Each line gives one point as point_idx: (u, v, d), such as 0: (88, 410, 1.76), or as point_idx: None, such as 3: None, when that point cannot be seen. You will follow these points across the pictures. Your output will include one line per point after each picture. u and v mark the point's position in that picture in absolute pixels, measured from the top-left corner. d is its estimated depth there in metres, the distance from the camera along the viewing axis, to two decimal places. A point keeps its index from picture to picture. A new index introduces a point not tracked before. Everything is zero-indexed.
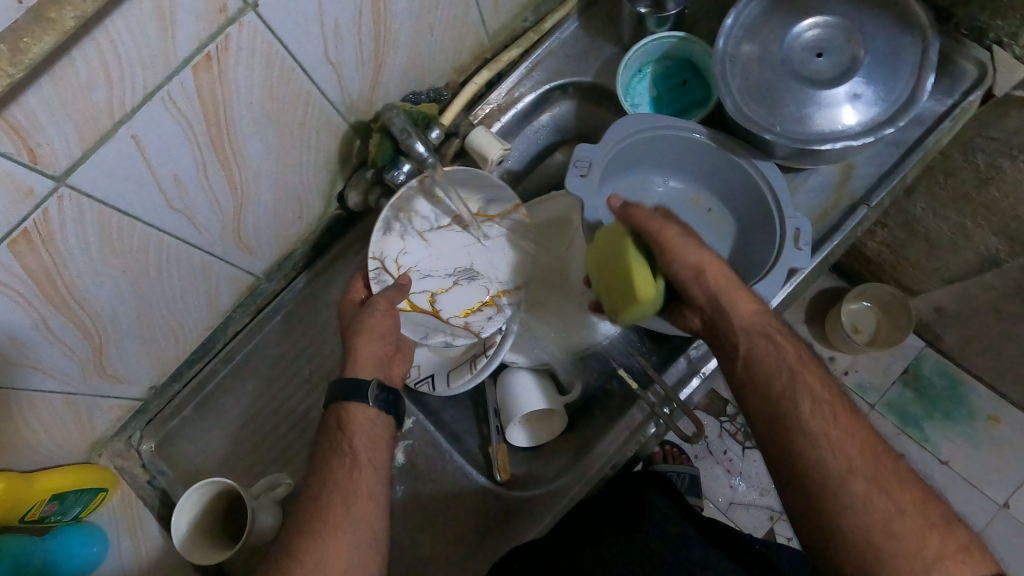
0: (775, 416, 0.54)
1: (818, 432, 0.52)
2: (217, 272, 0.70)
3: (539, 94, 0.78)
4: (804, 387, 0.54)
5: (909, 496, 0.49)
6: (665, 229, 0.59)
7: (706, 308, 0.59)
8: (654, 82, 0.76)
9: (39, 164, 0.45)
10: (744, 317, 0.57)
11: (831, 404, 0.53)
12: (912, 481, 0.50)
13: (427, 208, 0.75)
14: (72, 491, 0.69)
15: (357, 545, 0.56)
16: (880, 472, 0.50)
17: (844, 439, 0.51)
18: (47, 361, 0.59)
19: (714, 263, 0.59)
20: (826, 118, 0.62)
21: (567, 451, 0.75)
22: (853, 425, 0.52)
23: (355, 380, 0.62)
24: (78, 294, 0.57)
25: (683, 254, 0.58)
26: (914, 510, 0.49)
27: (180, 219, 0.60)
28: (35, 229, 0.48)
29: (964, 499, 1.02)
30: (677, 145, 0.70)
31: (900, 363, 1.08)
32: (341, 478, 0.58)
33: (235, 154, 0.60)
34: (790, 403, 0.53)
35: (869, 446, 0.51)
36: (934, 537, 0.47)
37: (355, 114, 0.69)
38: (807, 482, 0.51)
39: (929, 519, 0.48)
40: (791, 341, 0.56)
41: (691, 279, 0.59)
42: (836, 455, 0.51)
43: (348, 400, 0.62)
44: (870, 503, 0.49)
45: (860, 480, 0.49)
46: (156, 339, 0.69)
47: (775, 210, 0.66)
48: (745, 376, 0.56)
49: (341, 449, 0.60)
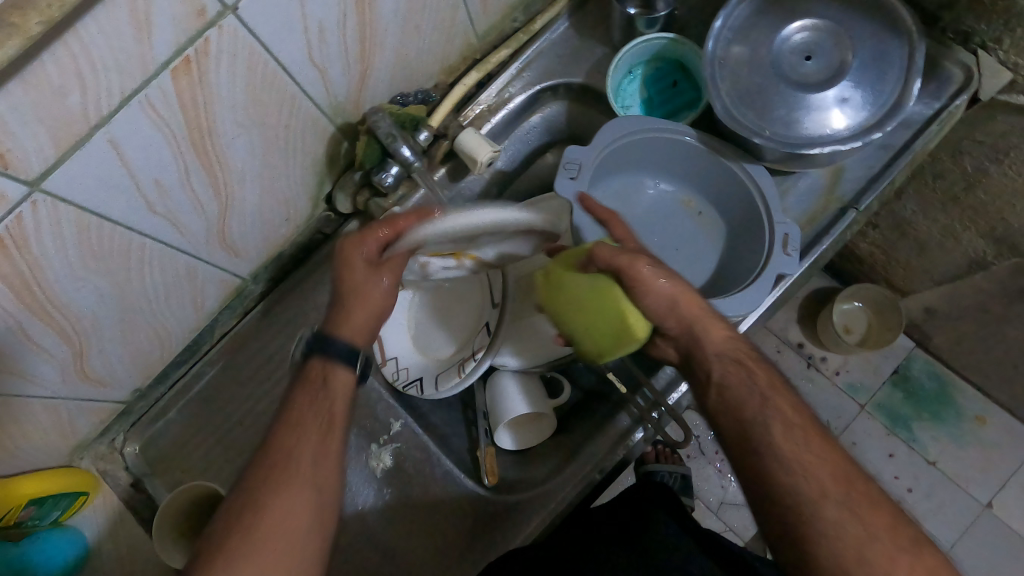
0: (750, 441, 0.52)
1: (790, 457, 0.50)
2: (203, 275, 0.69)
3: (529, 96, 0.77)
4: (778, 410, 0.52)
5: (880, 519, 0.48)
6: (636, 262, 0.56)
7: (679, 335, 0.57)
8: (644, 83, 0.75)
9: (10, 169, 0.44)
10: (715, 342, 0.56)
11: (803, 428, 0.51)
12: (884, 504, 0.49)
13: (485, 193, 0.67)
14: (51, 496, 0.69)
15: (320, 508, 0.51)
16: (851, 497, 0.48)
17: (816, 463, 0.49)
18: (25, 367, 0.58)
19: (688, 295, 0.57)
20: (815, 122, 0.62)
21: (555, 456, 0.75)
22: (825, 449, 0.51)
23: (337, 338, 0.57)
24: (57, 299, 0.56)
25: (655, 285, 0.56)
26: (887, 535, 0.47)
27: (162, 222, 0.59)
28: (8, 235, 0.47)
29: (949, 499, 1.03)
30: (668, 148, 0.70)
31: (890, 363, 1.08)
32: (313, 428, 0.53)
33: (218, 157, 0.59)
34: (763, 428, 0.51)
35: (842, 470, 0.50)
36: (902, 560, 0.46)
37: (341, 116, 0.68)
38: (779, 509, 0.49)
39: (901, 543, 0.47)
40: (761, 365, 0.55)
41: (666, 311, 0.57)
42: (809, 481, 0.49)
43: (331, 358, 0.56)
44: (843, 530, 0.47)
45: (833, 506, 0.48)
46: (139, 342, 0.68)
47: (764, 215, 0.65)
48: (719, 404, 0.55)
49: (315, 394, 0.55)
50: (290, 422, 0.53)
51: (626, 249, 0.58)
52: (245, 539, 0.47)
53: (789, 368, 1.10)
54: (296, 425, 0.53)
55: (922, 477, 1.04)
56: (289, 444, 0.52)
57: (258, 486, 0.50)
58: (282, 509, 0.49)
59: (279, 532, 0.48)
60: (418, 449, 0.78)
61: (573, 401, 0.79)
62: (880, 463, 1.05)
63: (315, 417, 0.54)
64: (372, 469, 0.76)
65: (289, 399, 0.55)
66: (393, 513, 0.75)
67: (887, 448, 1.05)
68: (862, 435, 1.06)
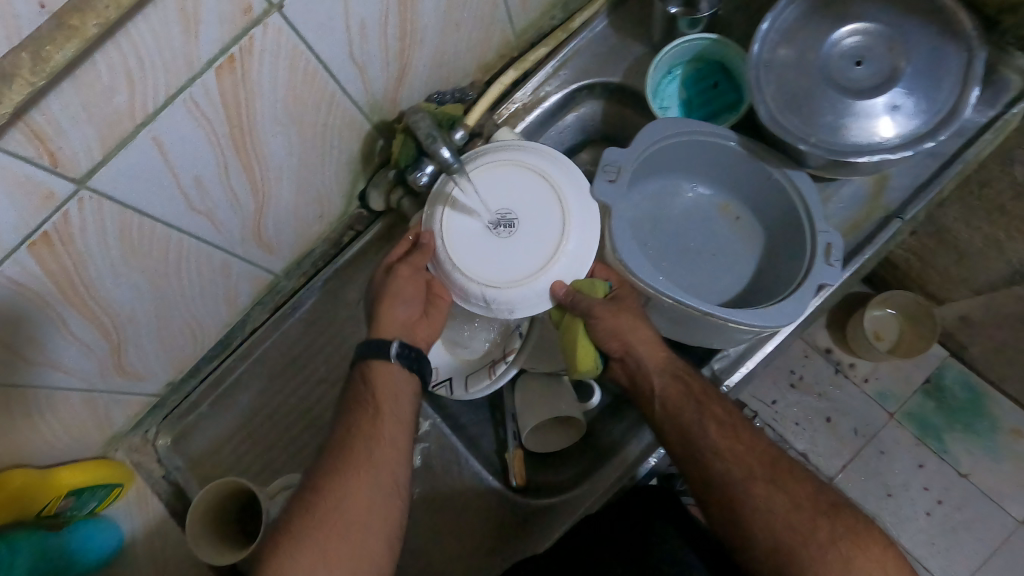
0: (692, 443, 0.59)
1: (722, 448, 0.58)
2: (237, 271, 0.69)
3: (565, 95, 0.76)
4: (709, 413, 0.59)
5: (803, 491, 0.56)
6: (593, 305, 0.60)
7: (625, 358, 0.63)
8: (683, 84, 0.73)
9: (60, 168, 0.45)
10: (654, 361, 0.62)
11: (733, 422, 0.59)
12: (806, 478, 0.57)
13: (537, 229, 0.63)
14: (89, 486, 0.69)
15: (347, 487, 0.55)
16: (776, 474, 0.56)
17: (745, 451, 0.58)
18: (66, 360, 0.59)
19: (634, 324, 0.62)
20: (863, 130, 0.60)
21: (579, 461, 0.76)
22: (753, 440, 0.59)
23: (378, 340, 0.62)
24: (98, 294, 0.56)
25: (604, 320, 0.61)
26: (808, 502, 0.55)
27: (200, 219, 0.59)
28: (55, 233, 0.48)
29: (980, 511, 1.01)
30: (709, 151, 0.68)
31: (922, 372, 1.06)
32: (402, 433, 0.59)
33: (257, 154, 0.59)
34: (698, 429, 0.59)
35: (767, 456, 0.58)
36: (823, 523, 0.53)
37: (378, 114, 0.67)
38: (719, 493, 0.57)
39: (820, 508, 0.54)
40: (694, 377, 0.62)
41: (610, 336, 0.62)
42: (738, 466, 0.57)
43: (371, 358, 0.61)
44: (771, 503, 0.55)
45: (761, 483, 0.56)
46: (175, 337, 0.68)
47: (806, 222, 0.64)
48: (662, 416, 0.61)
49: (400, 393, 0.61)
50: (382, 420, 0.58)
51: (587, 292, 0.62)
52: (305, 519, 0.53)
53: (816, 374, 1.08)
54: (387, 428, 0.58)
55: (952, 490, 1.02)
56: (383, 439, 0.58)
57: (328, 481, 0.55)
58: (366, 502, 0.54)
59: (336, 512, 0.53)
60: (446, 448, 0.78)
61: (604, 403, 0.79)
62: (910, 473, 1.03)
63: (369, 412, 0.59)
64: None
65: (372, 398, 0.60)
66: (422, 513, 0.76)
67: (917, 458, 1.03)
68: (891, 444, 1.04)
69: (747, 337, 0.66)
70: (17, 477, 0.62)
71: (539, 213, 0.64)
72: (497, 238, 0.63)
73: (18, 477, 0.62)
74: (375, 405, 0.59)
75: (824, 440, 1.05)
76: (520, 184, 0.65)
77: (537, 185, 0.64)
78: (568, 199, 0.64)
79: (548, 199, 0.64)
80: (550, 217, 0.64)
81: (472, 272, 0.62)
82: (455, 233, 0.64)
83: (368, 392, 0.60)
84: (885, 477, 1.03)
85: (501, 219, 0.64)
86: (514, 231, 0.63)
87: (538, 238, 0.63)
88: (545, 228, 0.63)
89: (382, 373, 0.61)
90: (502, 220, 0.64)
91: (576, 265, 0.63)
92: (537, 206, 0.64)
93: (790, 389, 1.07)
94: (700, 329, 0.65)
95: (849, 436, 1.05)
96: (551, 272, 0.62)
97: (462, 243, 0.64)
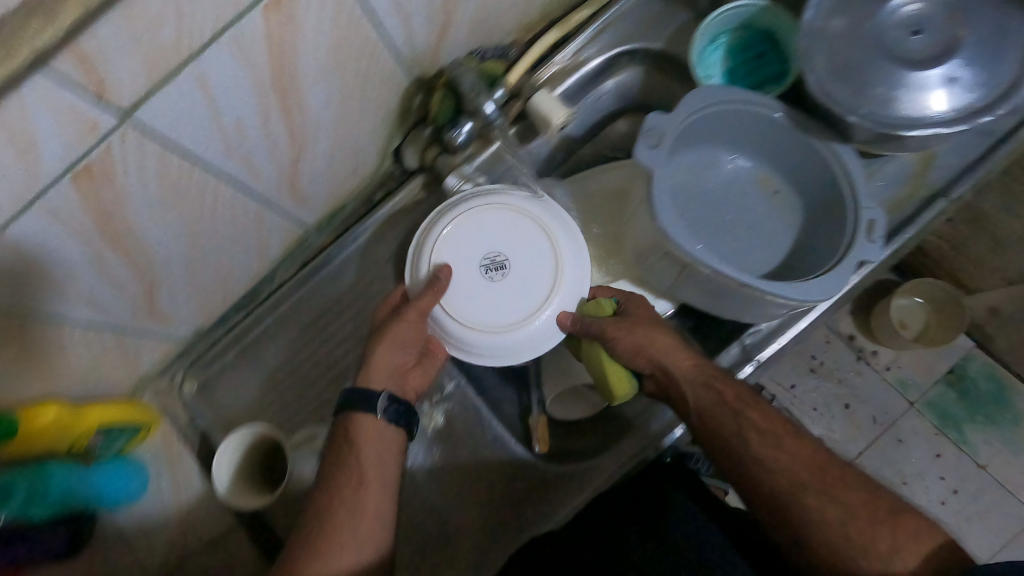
0: (736, 456, 0.58)
1: (767, 459, 0.57)
2: (270, 221, 0.69)
3: (605, 60, 0.74)
4: (748, 420, 0.58)
5: (857, 499, 0.55)
6: (608, 328, 0.63)
7: (656, 374, 0.62)
8: (728, 53, 0.72)
9: (105, 98, 0.44)
10: (682, 370, 0.61)
11: (775, 430, 0.58)
12: (860, 483, 0.56)
13: (530, 264, 0.67)
14: (117, 426, 0.69)
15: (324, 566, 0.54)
16: (827, 484, 0.55)
17: (791, 461, 0.56)
18: (100, 297, 0.59)
19: (655, 337, 0.62)
20: (916, 102, 0.58)
21: (598, 432, 0.76)
22: (799, 447, 0.57)
23: (365, 390, 0.61)
24: (134, 233, 0.56)
25: (622, 336, 0.62)
26: (864, 511, 0.54)
27: (237, 163, 0.59)
28: (97, 165, 0.48)
29: (995, 504, 1.00)
30: (753, 122, 0.66)
31: (943, 363, 1.04)
32: (387, 502, 0.58)
33: (296, 101, 0.58)
34: (739, 440, 0.58)
35: (816, 462, 0.57)
36: (882, 531, 0.53)
37: (418, 68, 0.66)
38: (771, 507, 0.56)
39: (877, 516, 0.54)
40: (727, 382, 0.61)
41: (634, 353, 0.62)
42: (786, 477, 0.56)
43: (357, 411, 0.61)
44: (825, 514, 0.54)
45: (811, 493, 0.55)
46: (205, 283, 0.69)
47: (850, 199, 0.62)
48: (700, 427, 0.60)
49: (386, 451, 0.60)
50: (367, 483, 0.58)
51: (599, 317, 0.64)
52: None
53: (837, 360, 1.06)
54: (372, 492, 0.58)
55: (969, 481, 1.01)
56: (369, 506, 0.57)
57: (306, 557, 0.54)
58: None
59: None
60: (467, 409, 0.79)
61: None
62: (926, 463, 1.02)
63: (353, 478, 0.58)
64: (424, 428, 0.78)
65: (359, 452, 0.59)
66: (441, 472, 0.77)
67: (935, 448, 1.02)
68: (909, 433, 1.03)
69: (782, 312, 0.65)
70: (52, 412, 0.61)
71: (528, 249, 0.67)
72: (494, 284, 0.66)
73: (52, 412, 0.62)
74: (359, 467, 0.58)
75: (842, 426, 1.03)
76: (500, 224, 0.68)
77: (518, 224, 0.67)
78: (553, 232, 0.67)
79: (525, 225, 0.67)
80: (539, 250, 0.67)
81: (476, 322, 0.65)
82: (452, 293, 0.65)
83: (352, 446, 0.59)
84: (901, 465, 1.02)
85: (492, 264, 0.66)
86: (506, 268, 0.66)
87: (530, 274, 0.66)
88: (536, 262, 0.67)
89: (368, 428, 0.60)
90: (493, 263, 0.66)
91: (573, 293, 0.67)
92: (522, 245, 0.67)
93: (810, 374, 1.05)
94: (735, 300, 0.64)
95: (866, 424, 1.03)
96: (553, 303, 0.65)
97: (462, 297, 0.65)
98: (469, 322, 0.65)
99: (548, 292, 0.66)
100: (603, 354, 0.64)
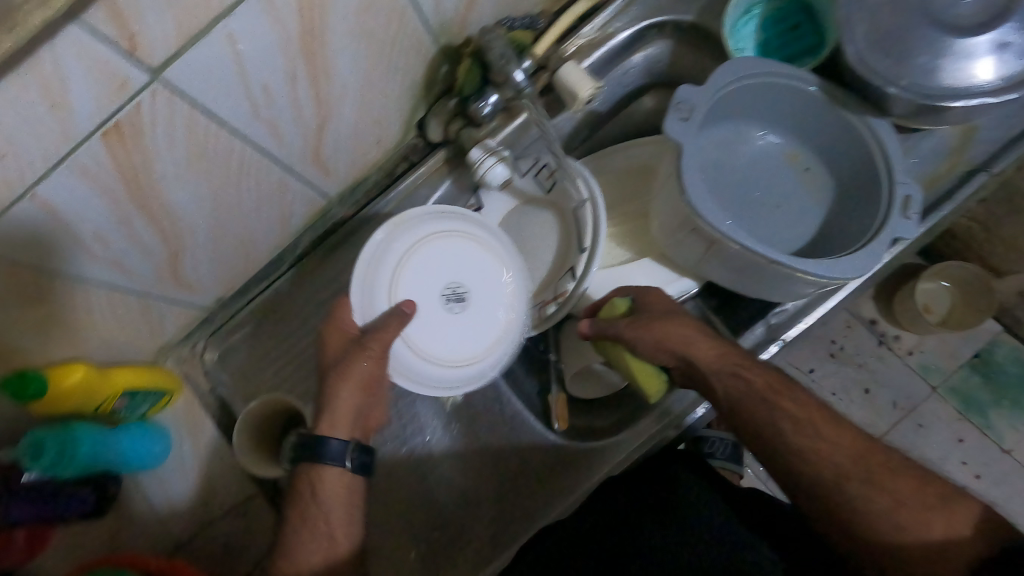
0: (773, 445, 0.57)
1: (806, 449, 0.55)
2: (293, 190, 0.69)
3: (635, 32, 0.73)
4: (781, 410, 0.57)
5: (906, 486, 0.53)
6: (625, 328, 0.62)
7: (683, 367, 0.62)
8: (761, 26, 0.70)
9: (137, 54, 0.43)
10: (707, 360, 0.60)
11: (811, 418, 0.57)
12: (908, 470, 0.55)
13: (484, 293, 0.68)
14: (140, 390, 0.70)
15: None
16: (873, 472, 0.54)
17: (832, 449, 0.55)
18: (126, 260, 0.60)
19: (674, 328, 0.61)
20: (965, 70, 0.56)
21: (616, 409, 0.76)
22: (840, 434, 0.56)
23: (332, 441, 0.58)
24: (160, 195, 0.56)
25: (638, 335, 0.61)
26: (914, 499, 0.53)
27: (263, 129, 0.58)
28: (126, 123, 0.47)
29: (1019, 489, 0.98)
30: (786, 96, 0.65)
31: (970, 347, 1.03)
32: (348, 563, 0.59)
33: (324, 67, 0.57)
34: (776, 432, 0.57)
35: (860, 450, 0.55)
36: (936, 519, 0.51)
37: (445, 37, 0.66)
38: (816, 498, 0.55)
39: (928, 502, 0.52)
40: (757, 370, 0.59)
41: (655, 348, 0.61)
42: (827, 467, 0.55)
43: (324, 465, 0.58)
44: (873, 503, 0.53)
45: (856, 482, 0.54)
46: (228, 250, 0.69)
47: (885, 174, 0.61)
48: (734, 419, 0.59)
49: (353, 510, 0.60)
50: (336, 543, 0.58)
51: (615, 321, 0.64)
52: None
53: (857, 345, 1.04)
54: (344, 555, 0.59)
55: (992, 466, 0.99)
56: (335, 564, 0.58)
57: None
58: None
59: None
60: (489, 387, 0.78)
61: None
62: (948, 447, 1.00)
63: (321, 535, 0.58)
64: (442, 402, 0.78)
65: (328, 514, 0.58)
66: (459, 442, 0.78)
67: (956, 433, 1.00)
68: (931, 418, 1.01)
69: (809, 292, 0.64)
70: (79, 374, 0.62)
71: (485, 278, 0.68)
72: (453, 317, 0.66)
73: (79, 375, 0.62)
74: (328, 530, 0.58)
75: (862, 411, 1.01)
76: (456, 252, 0.67)
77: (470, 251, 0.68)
78: (507, 261, 0.70)
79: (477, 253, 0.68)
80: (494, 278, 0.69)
81: (439, 356, 0.65)
82: (416, 329, 0.65)
83: (319, 508, 0.58)
84: (923, 450, 1.00)
85: (451, 295, 0.66)
86: (467, 299, 0.67)
87: (487, 303, 0.68)
88: (493, 289, 0.68)
89: (335, 482, 0.59)
90: (453, 293, 0.66)
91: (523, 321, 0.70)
92: (479, 275, 0.68)
93: (829, 359, 1.03)
94: (762, 278, 0.63)
95: (887, 409, 1.01)
96: (511, 331, 0.69)
97: (423, 332, 0.65)
98: (430, 355, 0.65)
99: (510, 319, 0.68)
100: (623, 354, 0.64)
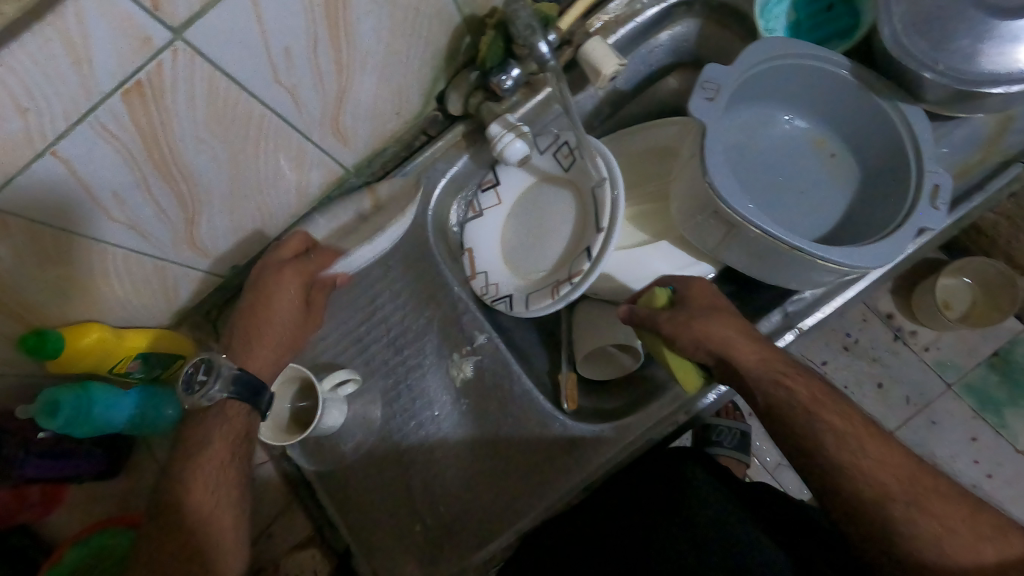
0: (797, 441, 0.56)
1: (846, 464, 0.55)
2: (311, 158, 0.68)
3: (662, 9, 0.71)
4: (822, 419, 0.56)
5: (955, 513, 0.53)
6: (667, 324, 0.60)
7: (717, 365, 0.60)
8: (794, 5, 0.69)
9: (159, 12, 0.42)
10: (747, 364, 0.58)
11: (856, 435, 0.56)
12: (957, 499, 0.54)
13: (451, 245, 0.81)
14: (155, 353, 0.72)
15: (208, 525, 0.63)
16: (917, 493, 0.54)
17: (874, 467, 0.55)
18: (144, 224, 0.59)
19: (715, 327, 0.59)
20: (1004, 55, 0.55)
21: (629, 392, 0.76)
22: (884, 453, 0.55)
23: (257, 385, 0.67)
24: (178, 158, 0.55)
25: (678, 333, 0.60)
26: (965, 527, 0.53)
27: (284, 94, 0.57)
28: (147, 83, 0.46)
29: None
30: (816, 79, 0.64)
31: (989, 345, 1.01)
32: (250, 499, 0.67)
33: (346, 33, 0.56)
34: (810, 436, 0.56)
35: (907, 474, 0.55)
36: (987, 548, 0.52)
37: (469, 7, 0.64)
38: (858, 519, 0.55)
39: (982, 531, 0.53)
40: (801, 380, 0.58)
41: (694, 346, 0.60)
42: (868, 483, 0.54)
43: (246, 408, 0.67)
44: (920, 527, 0.53)
45: (898, 502, 0.54)
46: (244, 215, 0.68)
47: (914, 161, 0.59)
48: (772, 421, 0.58)
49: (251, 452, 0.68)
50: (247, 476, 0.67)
51: (659, 314, 0.61)
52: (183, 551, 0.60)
53: (872, 339, 1.03)
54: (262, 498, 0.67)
55: (1005, 465, 0.99)
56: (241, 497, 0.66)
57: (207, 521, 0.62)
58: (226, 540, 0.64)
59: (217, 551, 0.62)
60: (497, 361, 0.78)
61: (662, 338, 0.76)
62: (961, 446, 0.99)
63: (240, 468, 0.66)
64: (452, 377, 0.78)
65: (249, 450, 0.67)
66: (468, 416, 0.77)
67: (970, 431, 1.00)
68: (944, 415, 1.00)
69: (829, 281, 0.64)
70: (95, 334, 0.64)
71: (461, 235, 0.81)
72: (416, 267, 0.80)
73: (95, 334, 0.64)
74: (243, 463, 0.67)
75: (873, 405, 1.01)
76: None
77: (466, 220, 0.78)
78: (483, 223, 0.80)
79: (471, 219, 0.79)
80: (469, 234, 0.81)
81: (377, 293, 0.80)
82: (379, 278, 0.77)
83: (245, 444, 0.67)
84: (934, 446, 0.99)
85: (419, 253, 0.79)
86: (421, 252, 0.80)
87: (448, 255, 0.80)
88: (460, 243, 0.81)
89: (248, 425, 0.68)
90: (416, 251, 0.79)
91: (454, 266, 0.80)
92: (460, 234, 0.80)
93: (843, 352, 1.02)
94: (784, 265, 0.62)
95: (899, 404, 1.01)
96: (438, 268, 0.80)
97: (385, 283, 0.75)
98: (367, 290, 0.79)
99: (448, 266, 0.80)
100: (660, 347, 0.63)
